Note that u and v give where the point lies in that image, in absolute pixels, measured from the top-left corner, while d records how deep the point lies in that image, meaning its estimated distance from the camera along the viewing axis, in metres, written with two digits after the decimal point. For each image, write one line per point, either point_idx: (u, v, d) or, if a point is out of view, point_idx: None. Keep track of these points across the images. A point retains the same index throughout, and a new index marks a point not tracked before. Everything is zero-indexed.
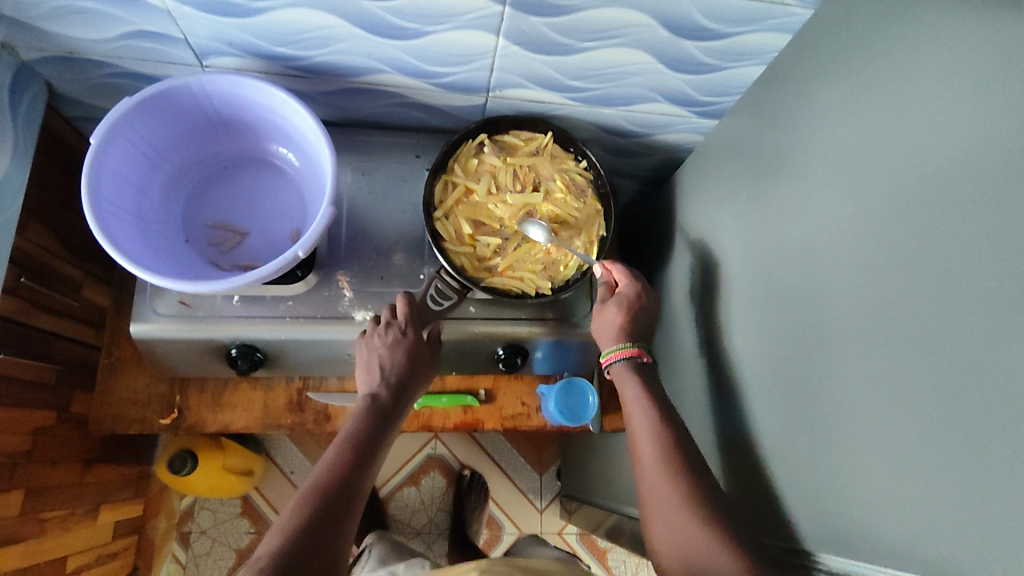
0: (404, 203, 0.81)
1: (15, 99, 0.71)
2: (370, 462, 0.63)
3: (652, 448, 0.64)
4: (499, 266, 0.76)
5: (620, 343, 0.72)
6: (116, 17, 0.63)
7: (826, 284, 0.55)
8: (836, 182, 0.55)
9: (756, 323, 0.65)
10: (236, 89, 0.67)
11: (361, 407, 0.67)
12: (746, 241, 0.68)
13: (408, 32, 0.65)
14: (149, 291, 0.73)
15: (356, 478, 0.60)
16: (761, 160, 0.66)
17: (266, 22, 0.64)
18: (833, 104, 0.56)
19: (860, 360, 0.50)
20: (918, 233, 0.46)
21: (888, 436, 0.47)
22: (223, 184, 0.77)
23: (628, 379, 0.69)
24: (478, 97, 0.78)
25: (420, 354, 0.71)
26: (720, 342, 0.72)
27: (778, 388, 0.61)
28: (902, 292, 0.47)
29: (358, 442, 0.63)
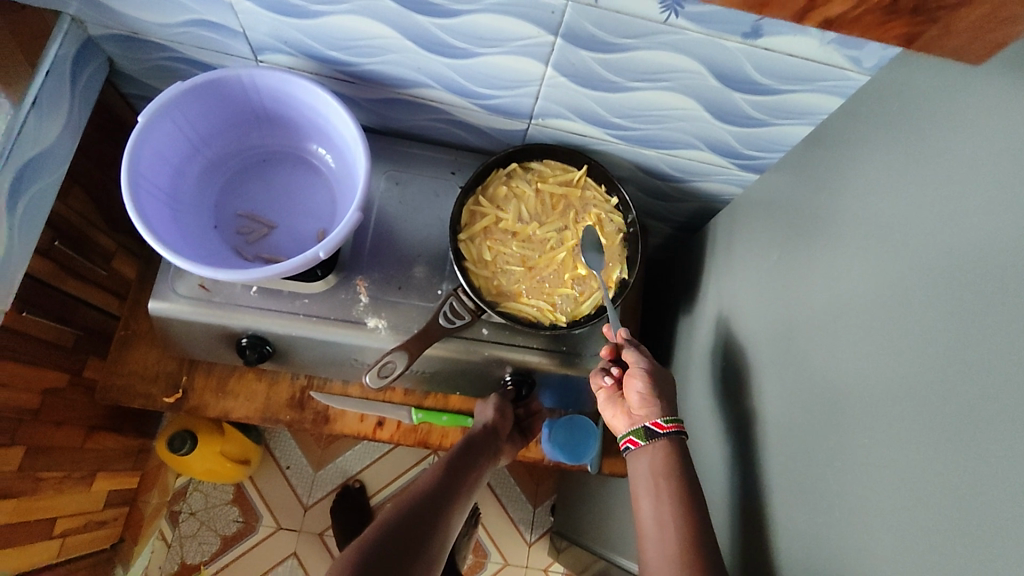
0: (432, 216, 0.81)
1: (77, 71, 0.75)
2: (452, 494, 0.66)
3: (660, 513, 0.60)
4: (518, 295, 0.75)
5: (665, 415, 0.66)
6: (181, 5, 0.66)
7: (844, 359, 0.53)
8: (867, 255, 0.53)
9: (769, 390, 0.63)
10: (284, 85, 0.69)
11: (448, 454, 0.73)
12: (770, 304, 0.66)
13: (458, 51, 0.66)
14: (172, 271, 0.74)
15: (426, 515, 0.61)
16: (794, 225, 0.65)
17: (321, 24, 0.66)
18: (874, 176, 0.54)
19: (871, 439, 0.48)
20: (943, 319, 0.44)
21: (893, 523, 0.45)
22: (260, 176, 0.78)
23: (654, 453, 0.64)
24: (519, 123, 0.78)
25: (500, 416, 0.79)
26: (732, 401, 0.70)
27: (784, 457, 0.58)
28: (920, 380, 0.44)
29: (440, 477, 0.67)
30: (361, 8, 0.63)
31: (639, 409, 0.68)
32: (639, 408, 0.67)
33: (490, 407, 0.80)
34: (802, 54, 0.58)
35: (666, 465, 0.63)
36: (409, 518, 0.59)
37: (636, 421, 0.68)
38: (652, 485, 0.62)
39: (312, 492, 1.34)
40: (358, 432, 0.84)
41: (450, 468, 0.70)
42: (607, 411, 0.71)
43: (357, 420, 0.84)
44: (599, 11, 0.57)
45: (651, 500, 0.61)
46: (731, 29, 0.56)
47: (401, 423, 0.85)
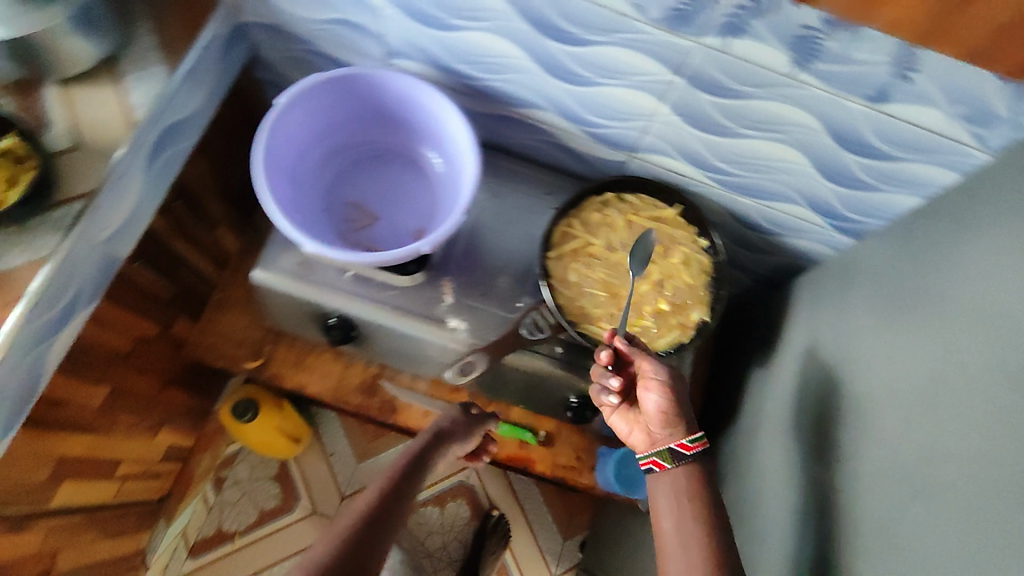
0: (524, 231, 0.84)
1: (225, 52, 0.82)
2: (408, 498, 0.63)
3: (682, 530, 0.58)
4: (598, 319, 0.75)
5: (689, 435, 0.65)
6: (332, 5, 0.73)
7: (929, 432, 0.51)
8: (976, 338, 0.49)
9: (851, 459, 0.61)
10: (411, 89, 0.73)
11: (406, 453, 0.69)
12: (862, 373, 0.64)
13: (579, 79, 0.70)
14: (277, 245, 0.79)
15: (384, 528, 0.58)
16: (899, 297, 0.63)
17: (457, 38, 0.70)
18: (982, 251, 0.53)
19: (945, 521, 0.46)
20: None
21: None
22: (373, 170, 0.82)
23: (675, 471, 0.63)
24: (622, 155, 0.81)
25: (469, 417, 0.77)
26: (803, 461, 0.68)
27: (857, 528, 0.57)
28: (1000, 462, 0.43)
29: (399, 481, 0.64)
30: (497, 28, 0.66)
31: (663, 425, 0.67)
32: (665, 425, 0.66)
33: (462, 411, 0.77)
34: (924, 124, 0.59)
35: (691, 485, 0.62)
36: (368, 537, 0.56)
37: (658, 441, 0.67)
38: (675, 501, 0.61)
39: (350, 483, 1.37)
40: (419, 427, 0.86)
41: (410, 469, 0.67)
42: (620, 425, 0.71)
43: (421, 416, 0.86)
44: (728, 57, 0.59)
45: (673, 519, 0.59)
46: (857, 90, 0.57)
47: None
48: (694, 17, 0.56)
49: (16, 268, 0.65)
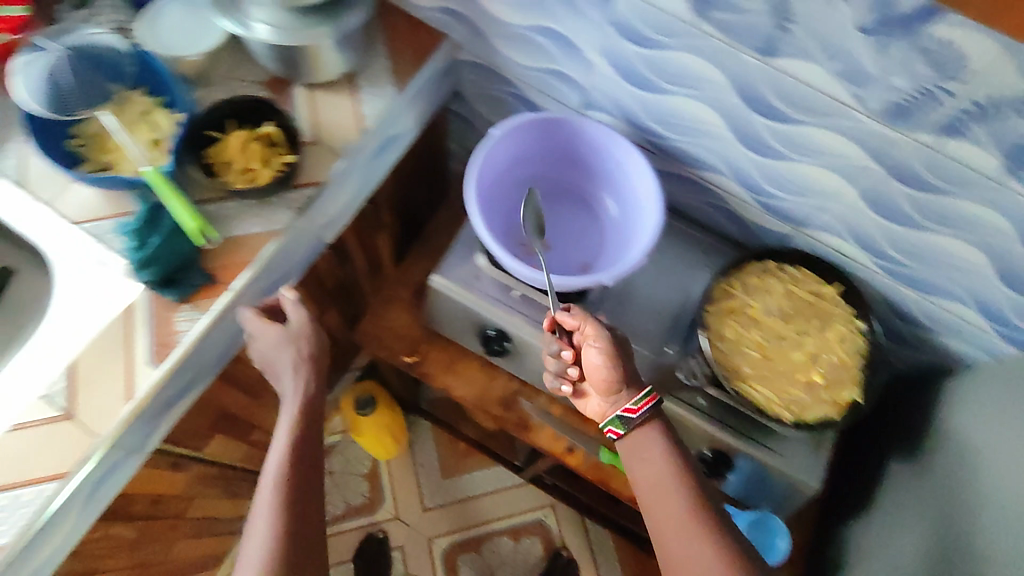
0: (682, 284, 0.87)
1: (439, 82, 0.92)
2: (313, 476, 0.71)
3: (664, 487, 0.69)
4: (750, 379, 0.77)
5: (634, 398, 0.73)
6: (551, 55, 0.81)
7: None
8: None
9: (1010, 571, 0.58)
10: (608, 139, 0.80)
11: (292, 403, 0.74)
12: (1021, 481, 0.61)
13: (772, 152, 0.74)
14: (456, 256, 0.87)
15: (309, 528, 0.67)
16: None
17: (660, 100, 0.77)
18: None
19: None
20: None
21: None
22: (550, 206, 0.89)
23: (647, 436, 0.72)
24: (789, 229, 0.84)
25: (305, 327, 0.74)
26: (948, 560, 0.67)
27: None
28: None
29: (304, 460, 0.70)
30: (706, 97, 0.73)
31: (609, 390, 0.75)
32: (611, 390, 0.75)
33: (291, 307, 0.74)
34: None
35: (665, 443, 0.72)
36: (300, 545, 0.65)
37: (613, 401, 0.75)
38: (657, 471, 0.70)
39: (434, 496, 1.42)
40: (550, 449, 0.89)
41: (308, 432, 0.72)
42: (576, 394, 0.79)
43: (552, 440, 0.89)
44: (937, 153, 0.63)
45: (655, 480, 0.70)
46: None
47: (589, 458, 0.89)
48: (914, 112, 0.61)
49: (249, 235, 0.74)
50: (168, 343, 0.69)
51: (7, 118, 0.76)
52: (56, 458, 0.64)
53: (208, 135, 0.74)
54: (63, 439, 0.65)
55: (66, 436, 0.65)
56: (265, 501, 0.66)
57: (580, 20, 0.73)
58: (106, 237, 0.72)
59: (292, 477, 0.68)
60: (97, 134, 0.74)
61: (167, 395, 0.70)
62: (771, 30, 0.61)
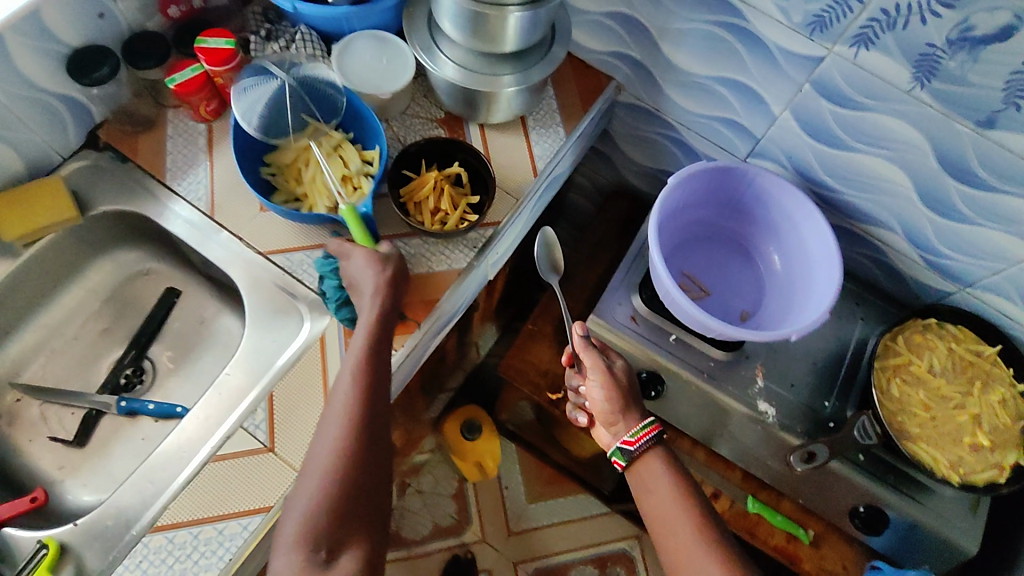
0: (834, 335, 0.88)
1: (598, 122, 0.94)
2: (385, 377, 0.63)
3: (670, 518, 0.66)
4: (915, 438, 0.78)
5: (632, 430, 0.72)
6: (729, 105, 0.83)
7: None
8: None
9: None
10: (785, 192, 0.81)
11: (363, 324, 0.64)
12: None
13: (956, 214, 0.75)
14: (614, 297, 0.89)
15: (381, 420, 0.61)
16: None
17: (844, 156, 0.78)
18: None
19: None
20: None
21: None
22: (709, 252, 0.90)
23: (650, 466, 0.70)
24: (949, 286, 0.85)
25: (398, 258, 0.68)
26: None
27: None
28: None
29: (373, 369, 0.62)
30: (897, 158, 0.74)
31: (610, 421, 0.74)
32: (610, 422, 0.74)
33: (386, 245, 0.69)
34: None
35: (665, 471, 0.69)
36: (368, 448, 0.58)
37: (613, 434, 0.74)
38: (662, 499, 0.67)
39: (521, 521, 1.42)
40: None
41: (381, 338, 0.64)
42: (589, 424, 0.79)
43: None
44: None
45: (660, 514, 0.67)
46: None
47: (733, 504, 0.91)
48: None
49: (435, 274, 0.75)
50: None
51: (198, 146, 0.79)
52: (260, 491, 0.64)
53: (406, 174, 0.78)
54: (266, 471, 0.65)
55: (269, 469, 0.65)
56: (332, 423, 0.59)
57: (777, 76, 0.74)
58: (300, 270, 0.74)
59: (357, 403, 0.59)
60: (290, 164, 0.77)
61: None
62: (997, 105, 0.62)
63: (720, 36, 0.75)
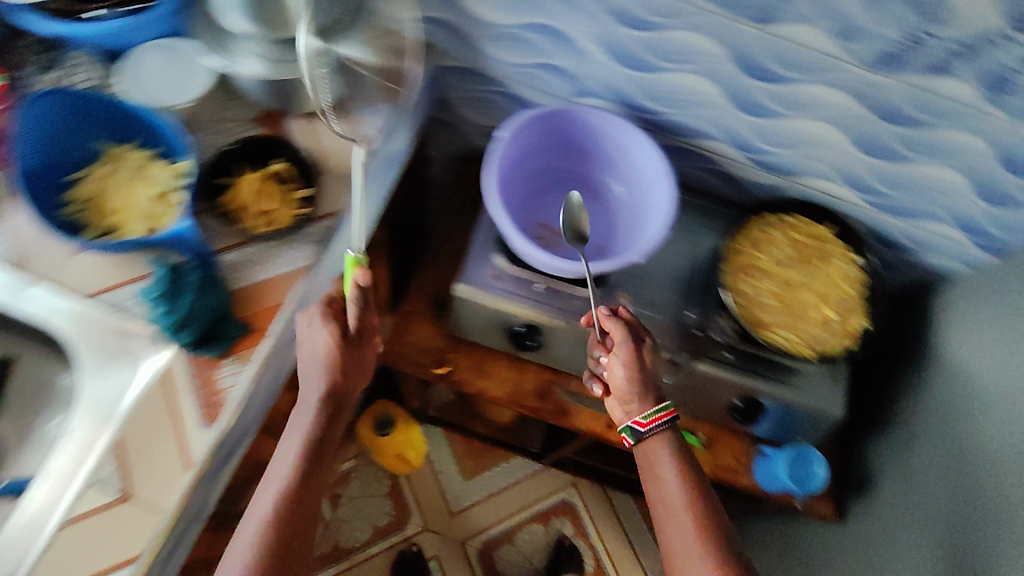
0: (689, 250, 0.92)
1: (427, 91, 0.92)
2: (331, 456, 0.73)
3: (671, 501, 0.73)
4: (773, 326, 0.84)
5: (643, 412, 0.77)
6: (544, 50, 0.83)
7: None
8: None
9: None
10: (609, 123, 0.84)
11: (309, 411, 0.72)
12: None
13: (764, 112, 0.80)
14: (474, 260, 0.88)
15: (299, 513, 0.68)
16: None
17: (656, 78, 0.81)
18: None
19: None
20: None
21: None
22: (556, 197, 0.92)
23: (656, 449, 0.76)
24: (779, 180, 0.91)
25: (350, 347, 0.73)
26: (1002, 461, 0.75)
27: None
28: None
29: (318, 454, 0.71)
30: (701, 70, 0.77)
31: (627, 400, 0.78)
32: (626, 401, 0.78)
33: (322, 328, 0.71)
34: None
35: (672, 458, 0.75)
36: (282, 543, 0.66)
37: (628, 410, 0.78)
38: (666, 483, 0.74)
39: (460, 500, 1.43)
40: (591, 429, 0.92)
41: (328, 425, 0.72)
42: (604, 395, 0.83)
43: (592, 420, 0.92)
44: (918, 92, 0.69)
45: (663, 497, 0.74)
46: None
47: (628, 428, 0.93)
48: (902, 59, 0.67)
49: (276, 276, 0.73)
50: (218, 400, 0.66)
51: None
52: (119, 544, 0.60)
53: (220, 182, 0.74)
54: (124, 521, 0.61)
55: (126, 519, 0.61)
56: (257, 514, 0.66)
57: (577, 11, 0.75)
58: (125, 305, 0.69)
59: (285, 506, 0.67)
60: (93, 197, 0.73)
61: (223, 456, 0.67)
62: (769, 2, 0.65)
63: None
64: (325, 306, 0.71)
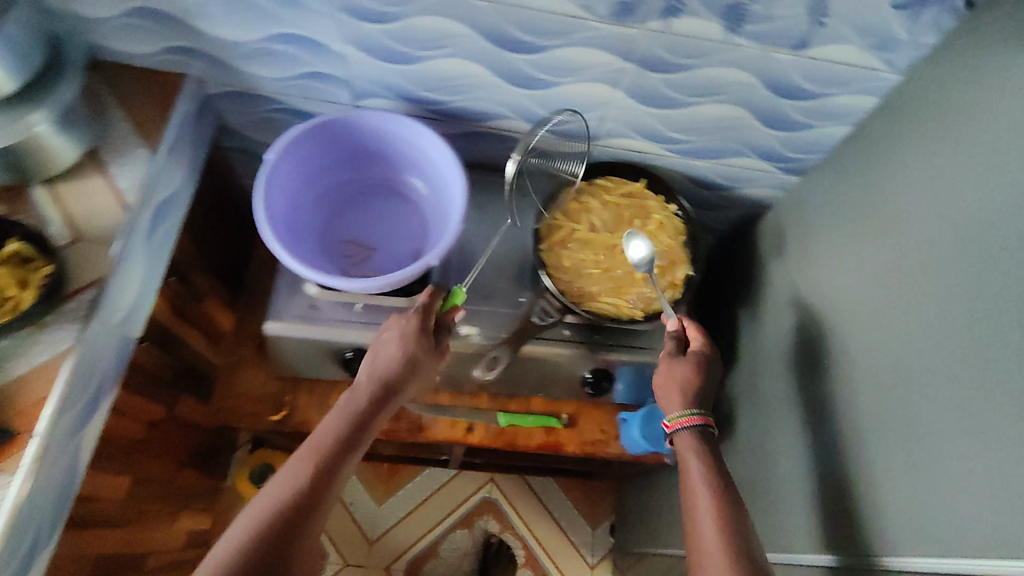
0: (512, 235, 0.88)
1: (196, 125, 0.84)
2: (355, 452, 0.66)
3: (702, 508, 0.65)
4: (600, 295, 0.81)
5: (673, 414, 0.74)
6: (298, 59, 0.76)
7: (918, 345, 0.58)
8: (952, 253, 0.56)
9: (854, 364, 0.66)
10: (385, 124, 0.78)
11: (356, 394, 0.69)
12: (847, 280, 0.70)
13: (538, 83, 0.75)
14: (283, 294, 0.82)
15: (313, 505, 0.60)
16: (875, 226, 0.67)
17: (421, 68, 0.75)
18: (920, 167, 0.61)
19: (1003, 430, 0.48)
20: (1002, 294, 0.50)
21: (1002, 457, 0.48)
22: (359, 208, 0.86)
23: (687, 451, 0.71)
24: (585, 146, 0.87)
25: (425, 352, 0.71)
26: (812, 383, 0.73)
27: (881, 439, 0.60)
28: (986, 363, 0.50)
29: (346, 438, 0.65)
30: (460, 52, 0.72)
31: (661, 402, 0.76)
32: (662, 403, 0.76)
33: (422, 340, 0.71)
34: (844, 61, 0.67)
35: (703, 461, 0.69)
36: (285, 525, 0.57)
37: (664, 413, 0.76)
38: (697, 487, 0.67)
39: (376, 526, 1.38)
40: (450, 438, 0.89)
41: (369, 411, 0.68)
42: None
43: (449, 427, 0.89)
44: (666, 36, 0.66)
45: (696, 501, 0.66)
46: (781, 43, 0.65)
47: (488, 426, 0.90)
48: (636, 7, 0.63)
49: (35, 369, 0.65)
50: None
51: None
52: None
53: None
54: None
55: None
56: (275, 487, 0.60)
57: (311, 15, 0.69)
58: None
59: (303, 488, 0.60)
60: None
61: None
62: None
63: None
64: (420, 318, 0.72)
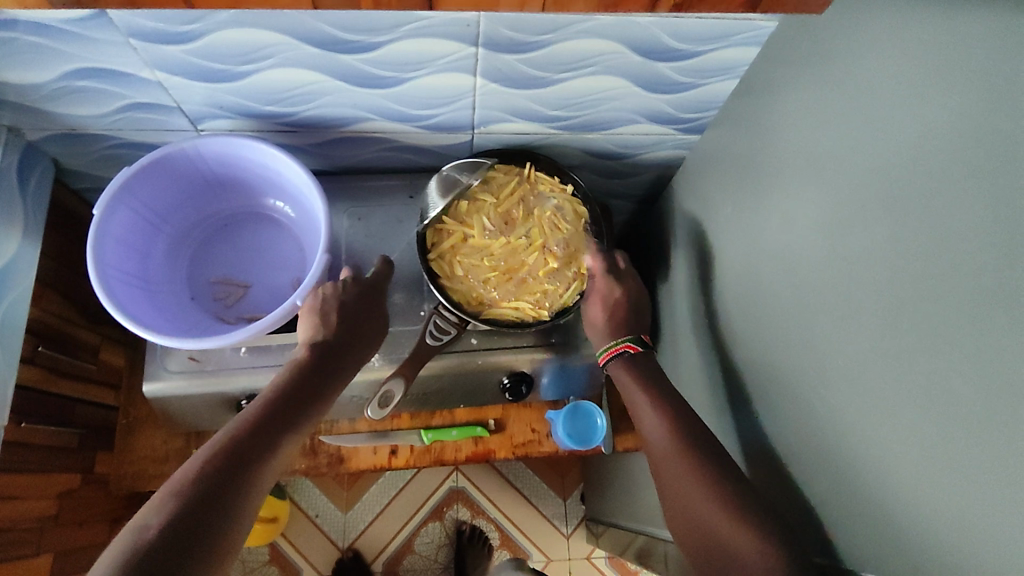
0: (401, 242, 0.81)
1: (24, 177, 0.75)
2: (310, 409, 0.60)
3: (659, 444, 0.61)
4: (499, 299, 0.76)
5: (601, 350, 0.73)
6: (111, 92, 0.67)
7: (817, 332, 0.53)
8: (841, 231, 0.50)
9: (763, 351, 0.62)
10: (228, 149, 0.70)
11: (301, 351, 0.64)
12: (749, 257, 0.64)
13: (386, 81, 0.67)
14: (159, 350, 0.75)
15: (266, 450, 0.53)
16: (769, 195, 0.60)
17: (252, 83, 0.66)
18: (808, 130, 0.54)
19: (880, 437, 0.45)
20: (889, 278, 0.44)
21: (890, 467, 0.45)
22: (225, 241, 0.79)
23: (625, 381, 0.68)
24: (464, 135, 0.79)
25: (362, 310, 0.69)
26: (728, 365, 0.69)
27: (791, 434, 0.57)
28: (880, 359, 0.45)
29: (295, 390, 0.60)
30: (287, 61, 0.63)
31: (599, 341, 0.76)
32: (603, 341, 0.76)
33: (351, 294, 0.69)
34: (711, 15, 0.59)
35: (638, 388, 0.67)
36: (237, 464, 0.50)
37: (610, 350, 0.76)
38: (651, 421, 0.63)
39: (347, 534, 1.36)
40: (374, 465, 0.86)
41: (318, 368, 0.63)
42: None
43: (371, 453, 0.86)
44: (507, 14, 0.57)
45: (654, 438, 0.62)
46: None
47: (413, 446, 0.87)
48: None
49: None
50: None
51: None
52: None
53: None
54: None
55: None
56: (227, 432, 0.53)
57: (103, 46, 0.59)
58: None
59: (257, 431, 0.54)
60: None
61: None
62: None
63: (6, 38, 0.58)
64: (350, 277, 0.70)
